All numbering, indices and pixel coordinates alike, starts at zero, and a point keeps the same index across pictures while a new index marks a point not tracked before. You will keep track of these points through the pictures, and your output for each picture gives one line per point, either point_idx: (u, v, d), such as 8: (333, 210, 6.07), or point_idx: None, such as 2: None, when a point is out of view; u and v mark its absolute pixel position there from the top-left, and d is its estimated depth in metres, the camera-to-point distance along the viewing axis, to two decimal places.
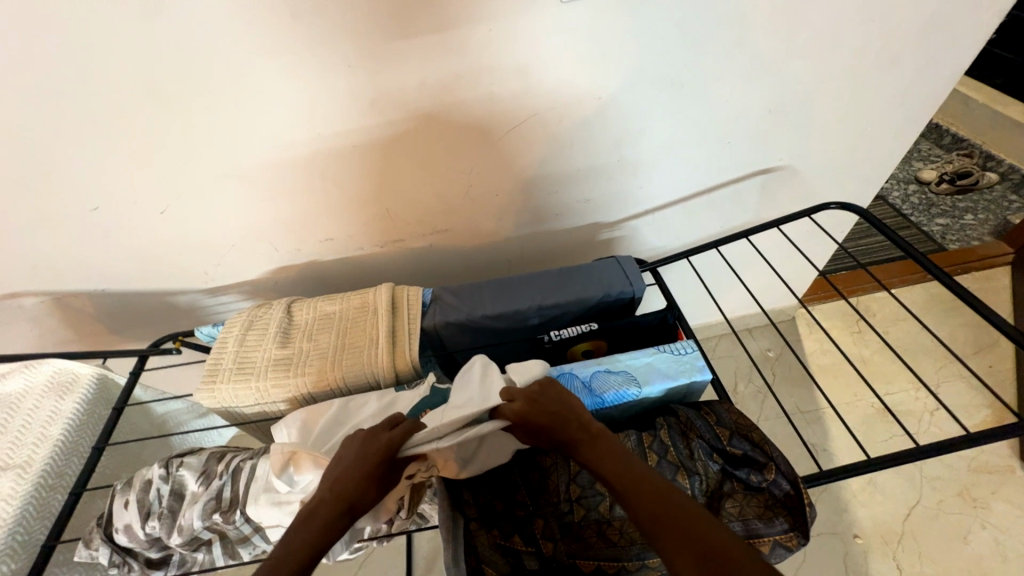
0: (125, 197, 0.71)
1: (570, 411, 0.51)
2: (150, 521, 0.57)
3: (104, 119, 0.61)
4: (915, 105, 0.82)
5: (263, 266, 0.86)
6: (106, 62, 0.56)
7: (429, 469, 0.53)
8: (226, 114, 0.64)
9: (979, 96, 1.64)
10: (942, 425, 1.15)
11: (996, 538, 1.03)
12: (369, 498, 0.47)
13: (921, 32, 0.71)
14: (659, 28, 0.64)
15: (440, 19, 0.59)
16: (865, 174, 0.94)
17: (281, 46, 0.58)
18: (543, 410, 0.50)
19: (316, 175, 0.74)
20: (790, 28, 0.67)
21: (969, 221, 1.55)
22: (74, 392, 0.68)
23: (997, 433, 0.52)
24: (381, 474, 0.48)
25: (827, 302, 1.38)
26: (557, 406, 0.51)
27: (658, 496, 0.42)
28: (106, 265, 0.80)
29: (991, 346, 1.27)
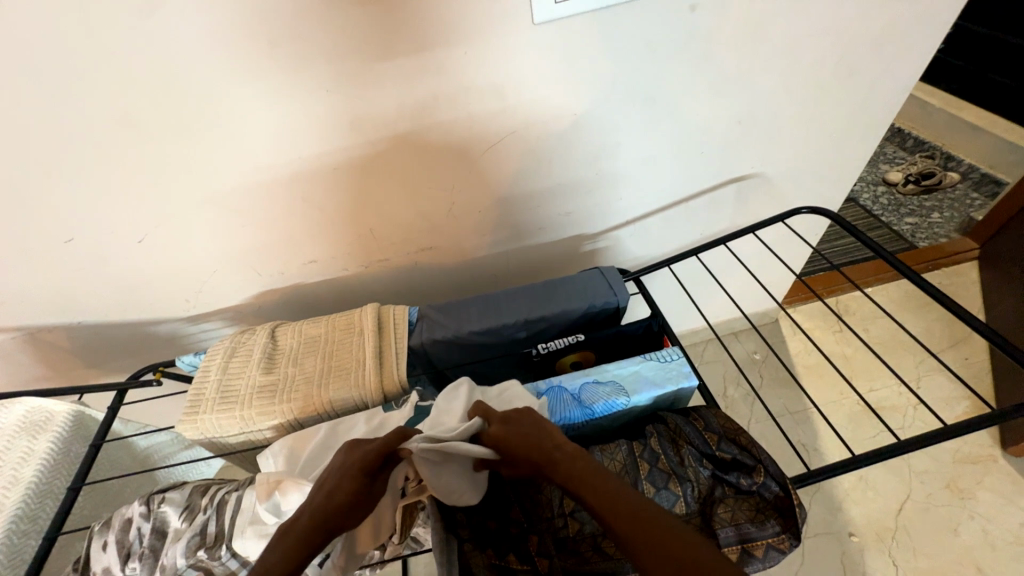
0: (101, 227, 0.69)
1: (547, 432, 0.49)
2: (130, 562, 0.54)
3: (80, 150, 0.61)
4: (874, 112, 0.86)
5: (246, 291, 0.86)
6: (82, 95, 0.56)
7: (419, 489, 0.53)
8: (205, 141, 0.64)
9: (936, 101, 1.73)
10: (925, 418, 1.18)
11: (985, 528, 1.05)
12: (348, 515, 0.45)
13: (874, 44, 0.75)
14: (628, 48, 0.67)
15: (416, 43, 0.60)
16: (833, 178, 0.98)
17: (259, 73, 0.59)
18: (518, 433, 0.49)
19: (298, 198, 0.74)
20: (752, 44, 0.71)
21: (936, 219, 1.61)
22: (48, 431, 0.66)
23: (973, 423, 0.53)
24: (363, 491, 0.46)
25: (807, 303, 1.41)
26: (530, 429, 0.49)
27: (643, 520, 0.41)
28: (82, 297, 0.78)
29: (965, 338, 1.31)
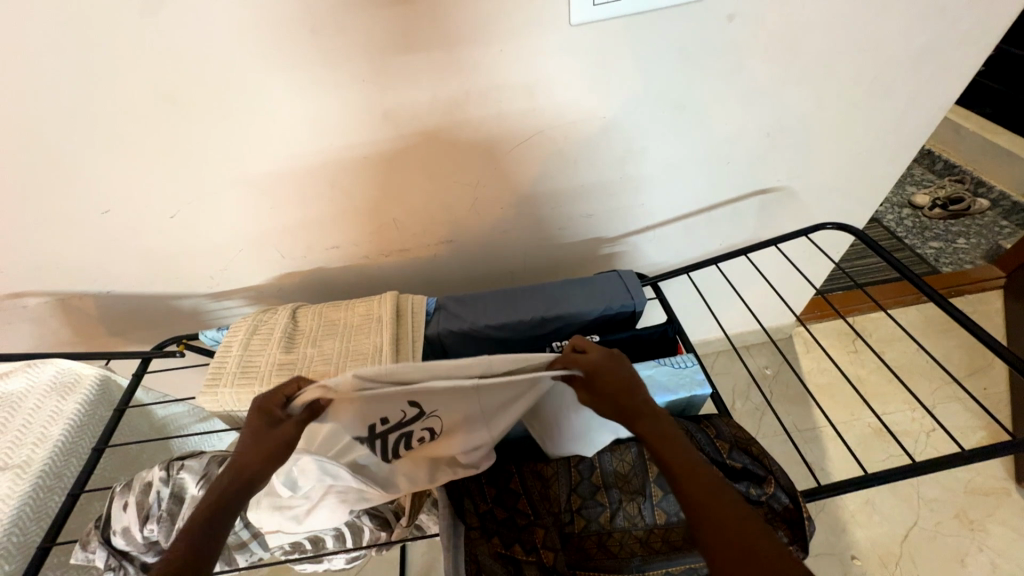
0: (137, 200, 0.72)
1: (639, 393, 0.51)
2: (148, 524, 0.57)
3: (124, 125, 0.63)
4: (906, 132, 0.85)
5: (269, 271, 0.87)
6: (130, 71, 0.58)
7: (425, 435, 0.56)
8: (242, 123, 0.66)
9: (970, 125, 1.70)
10: (938, 446, 1.16)
11: (994, 561, 1.02)
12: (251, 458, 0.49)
13: (912, 64, 0.74)
14: (662, 54, 0.67)
15: (452, 38, 0.61)
16: (860, 196, 0.96)
17: (299, 60, 0.60)
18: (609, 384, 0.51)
19: (326, 183, 0.75)
20: (788, 57, 0.70)
21: (962, 245, 1.58)
22: (76, 393, 0.68)
23: (998, 450, 0.53)
24: (258, 435, 0.50)
25: (824, 321, 1.39)
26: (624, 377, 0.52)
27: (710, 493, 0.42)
28: (113, 267, 0.81)
29: (985, 368, 1.28)
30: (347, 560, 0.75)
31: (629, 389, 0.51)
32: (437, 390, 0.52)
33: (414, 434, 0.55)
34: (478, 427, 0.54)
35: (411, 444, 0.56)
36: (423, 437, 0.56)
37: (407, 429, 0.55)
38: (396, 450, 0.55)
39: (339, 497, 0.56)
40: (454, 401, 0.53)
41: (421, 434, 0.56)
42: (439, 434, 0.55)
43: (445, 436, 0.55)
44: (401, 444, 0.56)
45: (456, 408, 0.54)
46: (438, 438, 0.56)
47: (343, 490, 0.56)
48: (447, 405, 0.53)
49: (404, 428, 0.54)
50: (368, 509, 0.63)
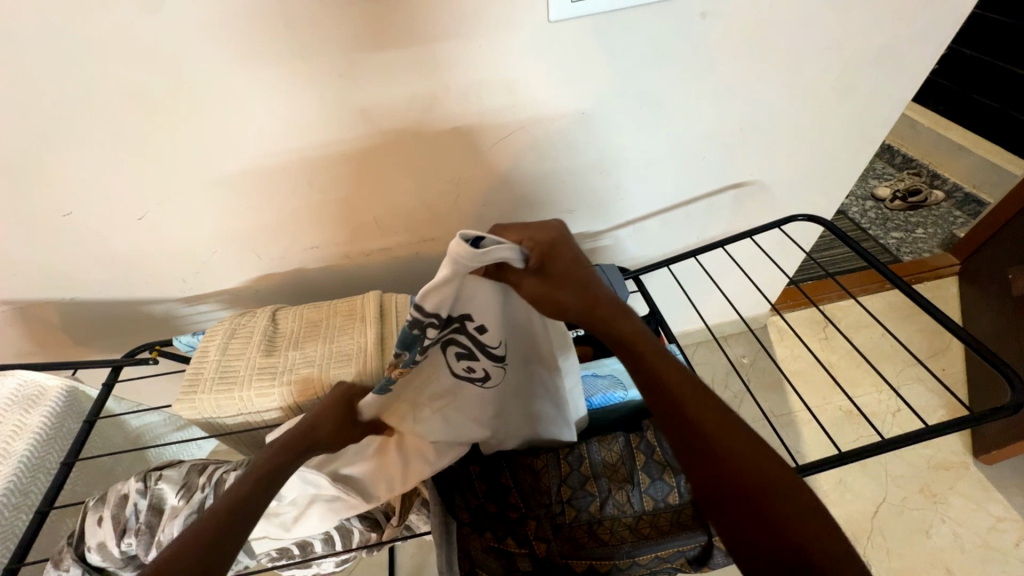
0: (103, 202, 0.69)
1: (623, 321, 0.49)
2: (126, 538, 0.55)
3: (86, 123, 0.60)
4: (868, 128, 0.89)
5: (244, 274, 0.85)
6: (90, 65, 0.56)
7: (470, 370, 0.55)
8: (215, 121, 0.64)
9: (925, 121, 1.79)
10: (903, 425, 1.22)
11: (955, 531, 1.09)
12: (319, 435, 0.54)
13: (873, 62, 0.78)
14: (637, 52, 0.68)
15: (430, 32, 0.61)
16: (827, 189, 1.01)
17: (273, 57, 0.59)
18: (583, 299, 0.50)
19: (304, 181, 0.73)
20: (756, 55, 0.73)
21: (920, 235, 1.67)
22: (40, 406, 0.65)
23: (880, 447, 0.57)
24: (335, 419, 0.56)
25: (796, 310, 1.44)
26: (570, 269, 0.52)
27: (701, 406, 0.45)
28: (77, 273, 0.77)
29: (944, 350, 1.36)
30: (336, 564, 0.74)
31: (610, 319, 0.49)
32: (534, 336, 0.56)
33: (471, 366, 0.55)
34: (501, 389, 0.57)
35: (456, 365, 0.55)
36: (468, 370, 0.55)
37: (476, 355, 0.55)
38: (447, 354, 0.54)
39: (328, 506, 0.57)
40: (527, 355, 0.57)
41: (474, 370, 0.55)
42: (482, 379, 0.56)
43: (481, 387, 0.56)
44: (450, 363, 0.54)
45: (516, 363, 0.57)
46: (472, 382, 0.56)
47: (330, 497, 0.57)
48: (521, 355, 0.57)
49: (476, 351, 0.54)
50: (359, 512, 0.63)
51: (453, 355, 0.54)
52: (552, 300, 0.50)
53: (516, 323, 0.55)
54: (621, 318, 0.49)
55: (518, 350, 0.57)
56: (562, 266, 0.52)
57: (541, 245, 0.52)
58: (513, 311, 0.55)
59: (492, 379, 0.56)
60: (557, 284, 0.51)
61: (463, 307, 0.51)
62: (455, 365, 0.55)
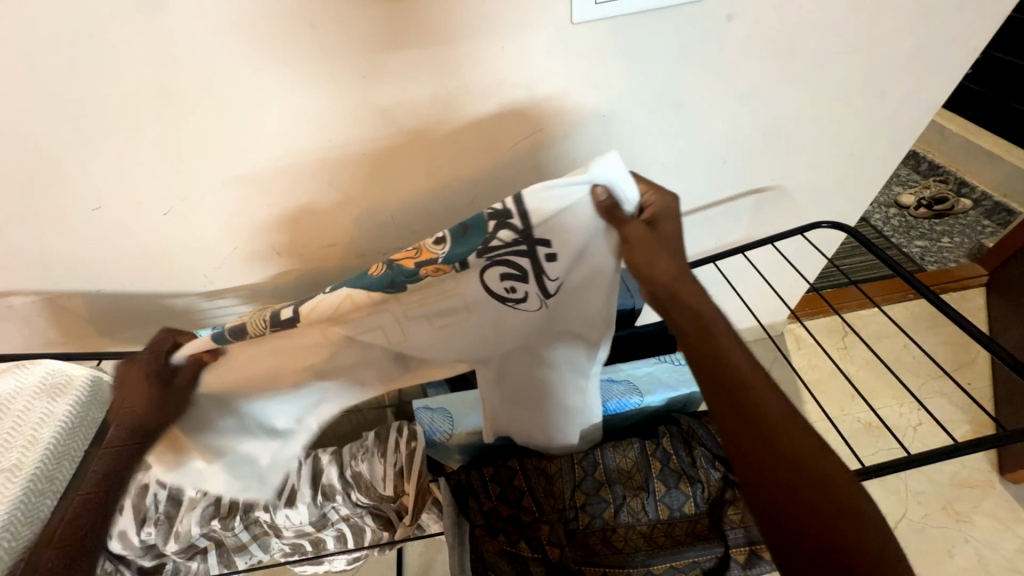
0: (130, 197, 0.70)
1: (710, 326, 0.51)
2: (145, 528, 0.67)
3: (116, 120, 0.62)
4: (896, 134, 0.87)
5: (264, 269, 0.86)
6: (121, 64, 0.57)
7: (510, 291, 0.55)
8: (240, 118, 0.65)
9: (953, 126, 1.73)
10: (924, 439, 1.19)
11: (978, 551, 1.06)
12: (133, 415, 0.54)
13: (904, 66, 0.76)
14: (659, 54, 0.68)
15: (453, 31, 0.61)
16: (852, 196, 0.98)
17: (298, 56, 0.60)
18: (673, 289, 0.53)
19: (323, 180, 0.74)
20: (781, 57, 0.71)
21: (946, 244, 1.62)
22: (68, 394, 0.66)
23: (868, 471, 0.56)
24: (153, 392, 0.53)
25: (815, 318, 1.41)
26: (671, 243, 0.54)
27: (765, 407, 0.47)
28: (102, 265, 0.79)
29: (969, 363, 1.32)
30: (348, 561, 0.77)
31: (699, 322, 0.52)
32: (585, 292, 0.57)
33: (514, 286, 0.55)
34: (527, 323, 0.59)
35: (499, 282, 0.54)
36: (506, 291, 0.55)
37: (526, 279, 0.55)
38: (501, 267, 0.53)
39: (338, 502, 0.71)
40: (570, 309, 0.58)
41: (515, 291, 0.55)
42: (515, 305, 0.57)
43: (512, 317, 0.58)
44: (500, 273, 0.54)
45: (553, 311, 0.58)
46: (505, 304, 0.56)
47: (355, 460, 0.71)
48: (561, 307, 0.58)
49: (528, 278, 0.55)
50: (371, 510, 0.72)
51: (502, 272, 0.54)
52: (648, 254, 0.53)
53: (582, 274, 0.56)
54: (706, 301, 0.53)
55: (566, 302, 0.58)
56: (672, 237, 0.54)
57: (661, 208, 0.53)
58: (589, 262, 0.55)
59: (523, 314, 0.58)
60: (659, 246, 0.53)
61: (554, 227, 0.52)
62: (497, 285, 0.54)
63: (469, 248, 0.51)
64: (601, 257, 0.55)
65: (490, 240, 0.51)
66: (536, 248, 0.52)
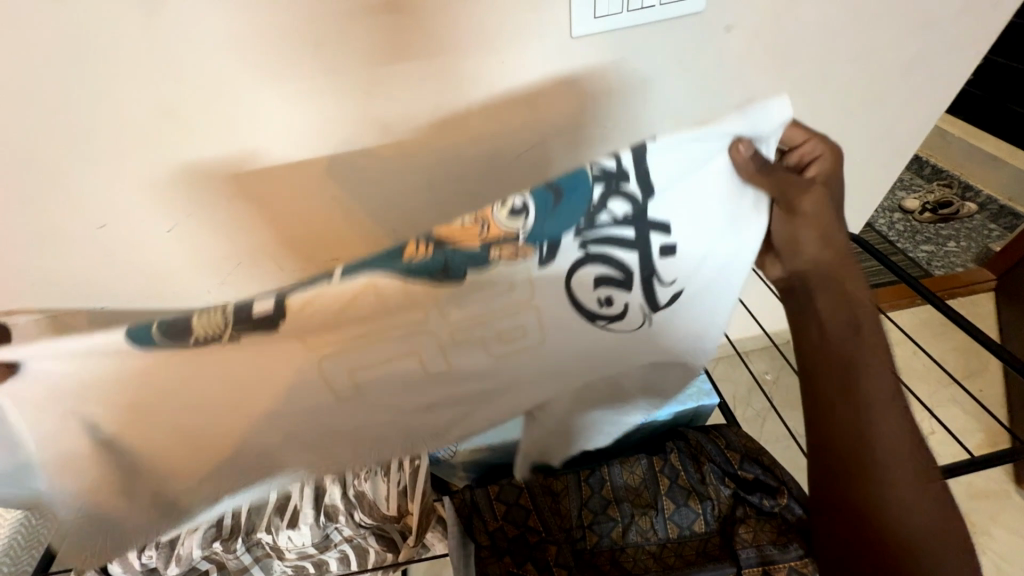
0: (133, 213, 0.70)
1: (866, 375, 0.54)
2: (148, 552, 0.64)
3: (121, 138, 0.62)
4: (900, 141, 0.86)
5: (266, 285, 0.86)
6: (127, 82, 0.58)
7: (602, 297, 0.55)
8: (243, 134, 0.65)
9: (955, 130, 1.72)
10: (938, 448, 1.17)
11: (997, 565, 1.03)
12: None
13: (906, 73, 0.76)
14: (661, 65, 0.68)
15: (453, 47, 0.61)
16: (857, 203, 0.98)
17: (300, 73, 0.60)
18: (851, 329, 0.56)
19: (325, 195, 0.74)
20: (781, 66, 0.71)
21: (952, 248, 1.61)
22: None
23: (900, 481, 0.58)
24: None
25: None
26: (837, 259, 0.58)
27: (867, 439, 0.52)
28: (104, 283, 0.79)
29: (981, 370, 1.30)
30: None
31: (847, 366, 0.55)
32: (695, 301, 0.59)
33: (609, 287, 0.55)
34: (627, 335, 0.58)
35: (598, 285, 0.54)
36: (602, 297, 0.55)
37: (626, 286, 0.55)
38: (600, 270, 0.53)
39: (341, 523, 0.64)
40: (668, 326, 0.59)
41: (608, 296, 0.55)
42: (611, 313, 0.56)
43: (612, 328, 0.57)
44: (602, 277, 0.54)
45: (655, 324, 0.58)
46: (602, 309, 0.56)
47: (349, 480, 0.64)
48: (665, 321, 0.59)
49: (631, 282, 0.55)
50: (374, 529, 0.66)
51: (593, 278, 0.54)
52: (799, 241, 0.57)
53: (695, 284, 0.58)
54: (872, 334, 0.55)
55: (668, 313, 0.58)
56: (815, 216, 0.56)
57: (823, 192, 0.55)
58: (705, 271, 0.57)
59: (619, 325, 0.57)
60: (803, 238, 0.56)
61: (672, 210, 0.53)
62: (591, 291, 0.54)
63: (563, 224, 0.51)
64: (720, 255, 0.56)
65: (595, 213, 0.51)
66: (648, 234, 0.53)
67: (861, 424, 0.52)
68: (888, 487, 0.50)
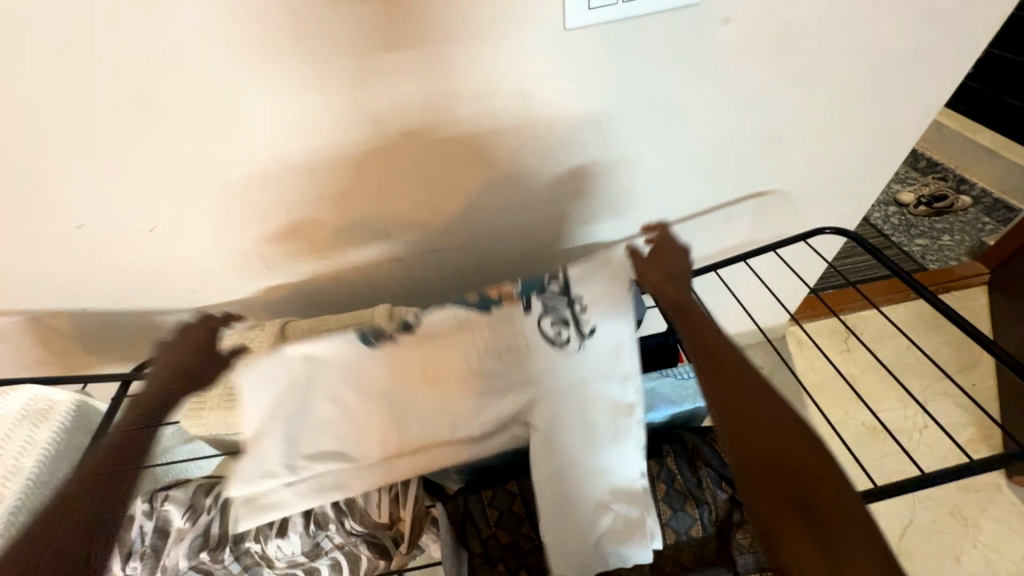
0: (113, 212, 0.68)
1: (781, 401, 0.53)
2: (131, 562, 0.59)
3: (97, 135, 0.60)
4: (898, 134, 0.85)
5: (254, 283, 0.84)
6: (104, 79, 0.55)
7: (558, 339, 0.60)
8: (225, 129, 0.63)
9: (951, 124, 1.72)
10: (931, 442, 1.18)
11: (987, 557, 1.04)
12: None
13: (906, 65, 0.74)
14: (657, 60, 0.66)
15: (441, 40, 0.59)
16: (854, 198, 0.97)
17: (282, 65, 0.58)
18: (725, 358, 0.59)
19: (312, 191, 0.72)
20: (779, 58, 0.70)
21: (947, 242, 1.61)
22: (49, 420, 0.66)
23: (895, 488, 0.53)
24: None
25: (817, 320, 1.40)
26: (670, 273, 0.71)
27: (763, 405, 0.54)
28: (87, 284, 0.77)
29: (974, 363, 1.31)
30: None
31: (727, 356, 0.59)
32: (617, 343, 0.60)
33: (563, 326, 0.60)
34: (561, 371, 0.58)
35: (551, 326, 0.60)
36: (557, 332, 0.60)
37: (568, 323, 0.60)
38: (546, 317, 0.61)
39: (332, 531, 0.59)
40: (599, 368, 0.59)
41: (563, 334, 0.60)
42: (558, 348, 0.59)
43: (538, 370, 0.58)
44: (549, 319, 0.61)
45: (586, 359, 0.59)
46: (553, 346, 0.59)
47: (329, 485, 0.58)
48: (593, 367, 0.59)
49: (574, 319, 0.60)
50: (366, 537, 0.61)
51: (540, 319, 0.61)
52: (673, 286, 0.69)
53: (611, 321, 0.61)
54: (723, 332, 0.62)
55: (597, 351, 0.59)
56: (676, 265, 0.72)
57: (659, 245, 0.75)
58: (620, 315, 0.61)
59: (552, 364, 0.59)
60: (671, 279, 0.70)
61: (586, 282, 0.63)
62: (548, 330, 0.60)
63: (534, 288, 0.64)
64: (626, 307, 0.62)
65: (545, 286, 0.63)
66: (575, 296, 0.62)
67: (755, 404, 0.54)
68: (796, 446, 0.50)
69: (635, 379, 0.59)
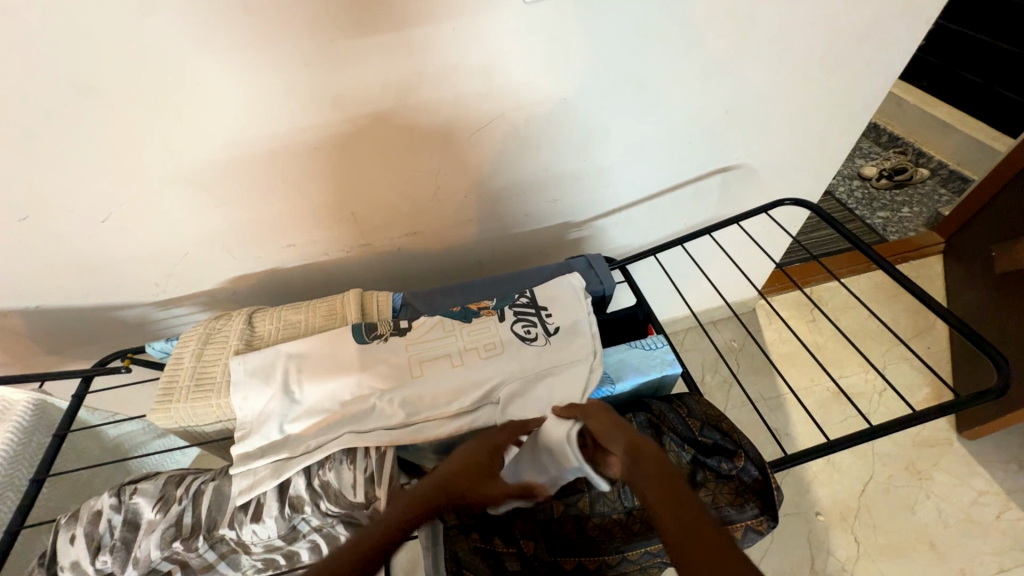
0: (60, 204, 0.65)
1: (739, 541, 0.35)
2: (101, 555, 0.55)
3: (32, 121, 0.56)
4: (854, 108, 0.88)
5: (220, 274, 0.82)
6: (32, 58, 0.52)
7: (528, 334, 0.64)
8: (173, 113, 0.60)
9: (910, 99, 1.77)
10: (889, 403, 1.24)
11: (938, 506, 1.11)
12: None
13: (859, 39, 0.76)
14: (618, 32, 0.66)
15: (396, 21, 0.57)
16: (815, 171, 1.00)
17: (229, 44, 0.55)
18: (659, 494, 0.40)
19: (275, 176, 0.70)
20: (739, 32, 0.70)
21: (906, 214, 1.68)
22: (7, 420, 0.65)
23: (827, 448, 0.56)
24: None
25: (784, 293, 1.46)
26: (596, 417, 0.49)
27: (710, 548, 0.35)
28: (37, 279, 0.73)
29: (928, 328, 1.38)
30: None
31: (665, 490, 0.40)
32: (578, 336, 0.63)
33: (531, 325, 0.65)
34: (532, 361, 0.61)
35: (521, 328, 0.65)
36: (526, 332, 0.64)
37: (536, 323, 0.65)
38: (515, 321, 0.65)
39: (309, 515, 0.56)
40: (563, 354, 0.62)
41: (532, 331, 0.64)
42: (528, 342, 0.63)
43: (506, 359, 0.62)
44: (520, 323, 0.65)
45: (552, 351, 0.62)
46: (523, 342, 0.63)
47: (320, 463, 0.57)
48: (557, 356, 0.62)
49: (540, 320, 0.65)
50: (343, 518, 0.58)
51: (508, 323, 0.65)
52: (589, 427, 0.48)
53: (573, 318, 0.65)
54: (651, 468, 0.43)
55: (563, 342, 0.63)
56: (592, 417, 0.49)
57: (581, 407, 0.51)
58: (581, 314, 0.66)
59: (522, 356, 0.62)
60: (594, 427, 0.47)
61: (550, 292, 0.68)
62: (518, 328, 0.65)
63: (506, 301, 0.68)
64: (580, 305, 0.67)
65: (515, 299, 0.68)
66: (539, 302, 0.67)
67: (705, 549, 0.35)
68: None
69: (590, 357, 0.62)
